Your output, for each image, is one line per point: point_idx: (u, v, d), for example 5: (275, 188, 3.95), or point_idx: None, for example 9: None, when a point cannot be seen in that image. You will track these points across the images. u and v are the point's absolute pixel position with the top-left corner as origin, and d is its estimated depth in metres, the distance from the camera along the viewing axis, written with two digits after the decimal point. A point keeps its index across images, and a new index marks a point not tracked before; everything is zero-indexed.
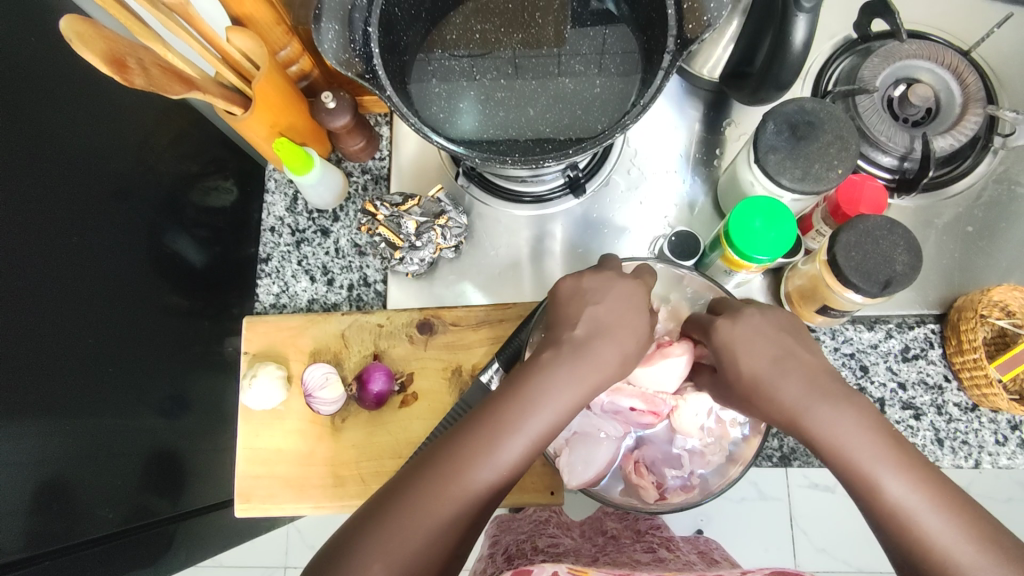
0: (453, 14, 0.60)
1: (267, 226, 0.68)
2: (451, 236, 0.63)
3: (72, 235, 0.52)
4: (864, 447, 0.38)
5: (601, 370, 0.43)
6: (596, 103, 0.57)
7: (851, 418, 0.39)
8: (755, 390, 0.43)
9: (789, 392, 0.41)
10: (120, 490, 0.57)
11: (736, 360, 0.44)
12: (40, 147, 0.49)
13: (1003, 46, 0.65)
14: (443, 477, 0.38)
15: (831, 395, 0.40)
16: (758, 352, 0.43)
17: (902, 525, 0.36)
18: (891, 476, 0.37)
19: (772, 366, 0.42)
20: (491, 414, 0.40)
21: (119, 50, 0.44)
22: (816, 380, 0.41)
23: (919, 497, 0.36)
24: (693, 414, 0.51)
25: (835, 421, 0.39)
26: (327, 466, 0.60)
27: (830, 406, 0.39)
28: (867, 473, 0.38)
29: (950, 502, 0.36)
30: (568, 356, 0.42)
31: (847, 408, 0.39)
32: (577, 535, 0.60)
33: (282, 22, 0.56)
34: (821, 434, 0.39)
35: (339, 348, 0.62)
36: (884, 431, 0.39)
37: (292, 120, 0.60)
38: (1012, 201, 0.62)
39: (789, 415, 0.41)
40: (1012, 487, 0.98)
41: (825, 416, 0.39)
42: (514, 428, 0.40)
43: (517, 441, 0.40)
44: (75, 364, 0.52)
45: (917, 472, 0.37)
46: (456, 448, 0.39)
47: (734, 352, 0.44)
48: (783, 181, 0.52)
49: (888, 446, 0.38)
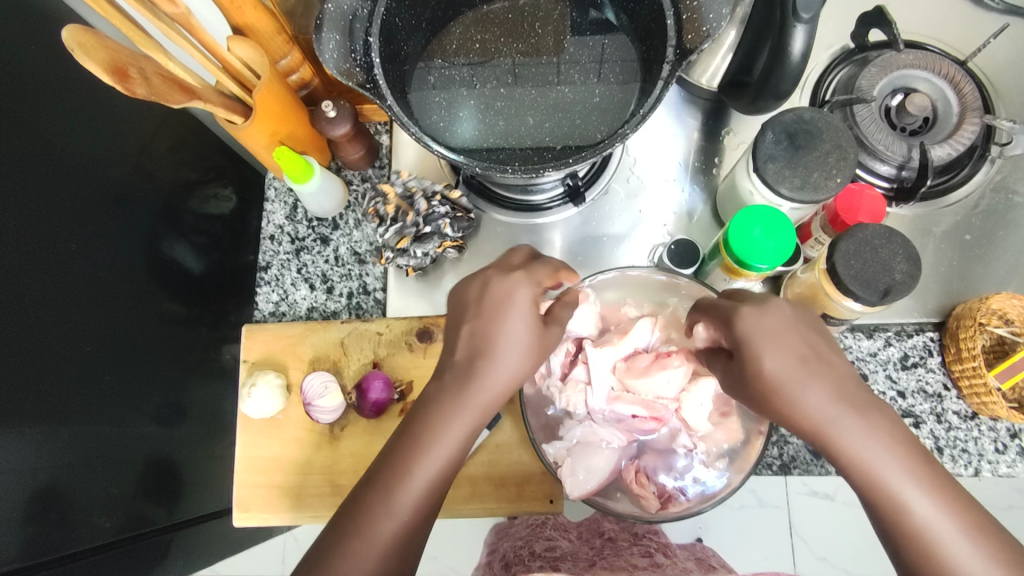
0: (453, 24, 0.60)
1: (267, 234, 0.69)
2: (458, 229, 0.63)
3: (71, 243, 0.52)
4: (892, 465, 0.38)
5: (484, 390, 0.44)
6: (596, 112, 0.57)
7: (884, 434, 0.39)
8: (774, 392, 0.41)
9: (820, 402, 0.40)
10: (116, 499, 0.57)
11: (760, 358, 0.42)
12: (39, 155, 0.49)
13: (999, 56, 0.66)
14: (382, 501, 0.40)
15: (863, 411, 0.39)
16: (781, 355, 0.42)
17: (923, 544, 0.37)
18: (918, 495, 0.37)
19: (793, 367, 0.41)
20: (382, 466, 0.42)
21: (122, 60, 0.44)
22: (829, 390, 0.40)
23: (946, 518, 0.37)
24: (699, 404, 0.50)
25: (867, 437, 0.39)
26: (325, 474, 0.60)
27: (860, 416, 0.39)
28: (896, 493, 0.38)
29: (973, 522, 0.37)
30: (445, 393, 0.44)
31: (881, 424, 0.39)
32: (575, 537, 0.60)
33: (283, 32, 0.57)
34: (852, 450, 0.39)
35: (339, 356, 0.62)
36: (913, 449, 0.39)
37: (292, 129, 0.60)
38: (1009, 210, 0.63)
39: (816, 427, 0.40)
40: (1012, 494, 0.97)
41: (855, 433, 0.39)
42: (407, 472, 0.41)
43: (415, 481, 0.41)
44: (73, 372, 0.52)
45: (944, 494, 0.37)
46: (364, 496, 0.40)
47: (758, 349, 0.42)
48: (782, 190, 0.52)
49: (916, 465, 0.38)
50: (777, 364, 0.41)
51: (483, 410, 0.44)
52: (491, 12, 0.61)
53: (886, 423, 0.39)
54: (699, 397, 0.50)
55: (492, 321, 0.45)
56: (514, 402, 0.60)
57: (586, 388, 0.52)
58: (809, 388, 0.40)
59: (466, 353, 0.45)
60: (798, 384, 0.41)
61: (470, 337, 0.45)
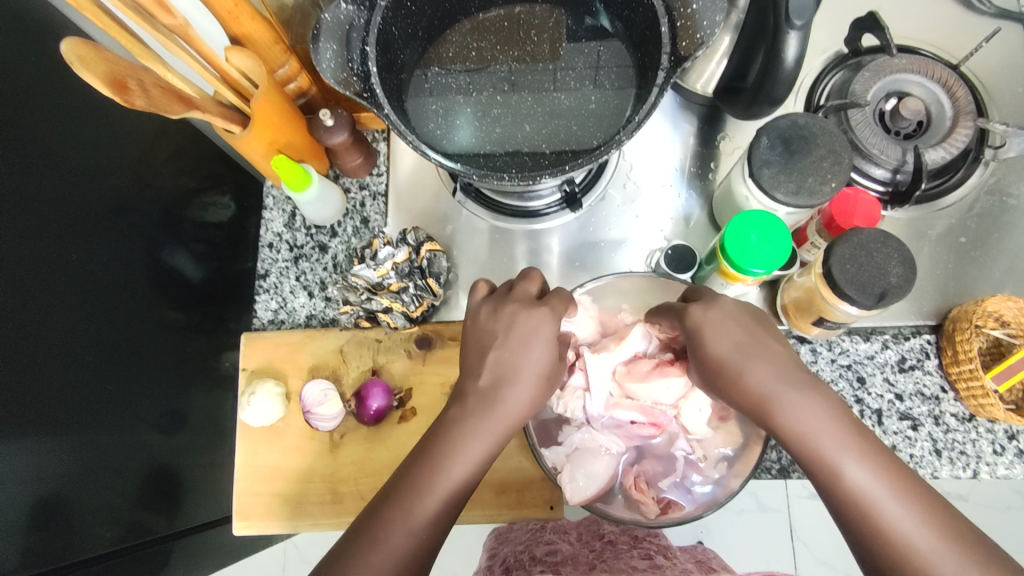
0: (450, 33, 0.61)
1: (266, 242, 0.69)
2: (410, 300, 0.62)
3: (70, 253, 0.52)
4: (828, 434, 0.38)
5: (503, 414, 0.42)
6: (592, 118, 0.58)
7: (819, 406, 0.39)
8: (721, 375, 0.42)
9: (758, 378, 0.41)
10: (118, 508, 0.57)
11: (705, 341, 0.43)
12: (38, 165, 0.50)
13: (992, 60, 0.66)
14: (403, 509, 0.37)
15: (799, 387, 0.40)
16: (724, 337, 0.43)
17: (860, 512, 0.36)
18: (853, 463, 0.37)
19: (738, 346, 0.42)
20: (399, 486, 0.38)
21: (120, 72, 0.45)
22: (771, 367, 0.41)
23: (880, 483, 0.36)
24: (698, 409, 0.50)
25: (805, 408, 0.39)
26: (326, 482, 0.60)
27: (799, 391, 0.40)
28: (831, 461, 0.37)
29: (909, 489, 0.36)
30: (464, 418, 0.41)
31: (817, 400, 0.39)
32: (575, 540, 0.59)
33: (280, 41, 0.57)
34: (789, 423, 0.39)
35: (337, 364, 0.62)
36: (849, 421, 0.39)
37: (290, 137, 0.60)
38: (1004, 212, 0.63)
39: (758, 402, 0.40)
40: (1012, 494, 0.97)
41: (793, 405, 0.39)
42: (428, 489, 0.38)
43: (426, 505, 0.37)
44: (73, 381, 0.52)
45: (882, 463, 0.37)
46: (393, 499, 0.37)
47: (703, 334, 0.43)
48: (777, 195, 0.52)
49: (852, 434, 0.38)
50: (721, 345, 0.43)
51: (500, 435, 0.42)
52: (487, 19, 0.61)
53: (825, 399, 0.39)
54: (696, 405, 0.50)
55: (518, 351, 0.43)
56: None
57: (584, 394, 0.52)
58: (752, 366, 0.41)
59: (487, 378, 0.43)
60: (739, 363, 0.41)
61: (494, 365, 0.43)
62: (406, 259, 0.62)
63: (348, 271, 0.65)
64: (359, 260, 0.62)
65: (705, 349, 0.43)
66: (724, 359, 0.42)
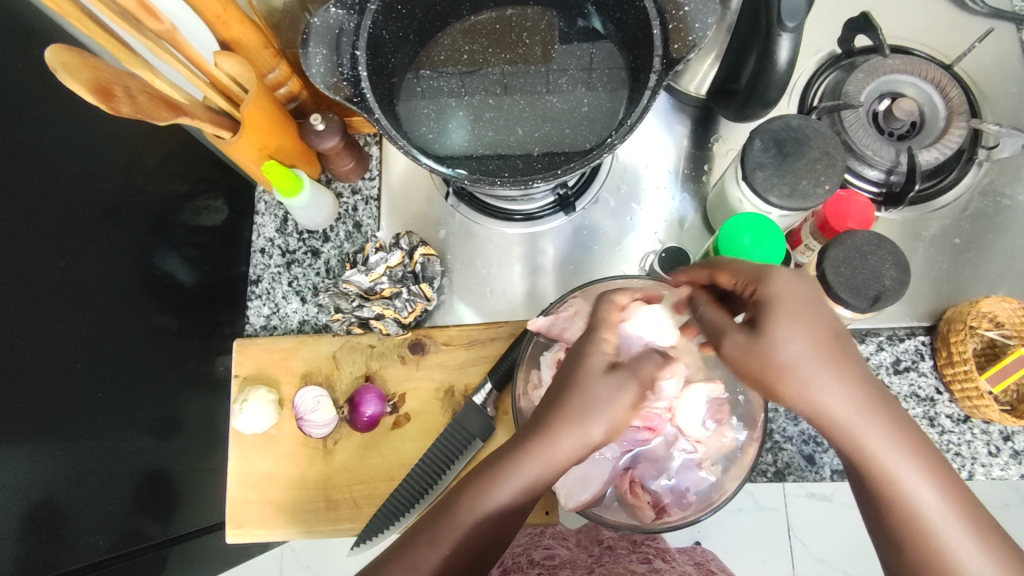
0: (442, 35, 0.60)
1: (257, 247, 0.68)
2: (405, 305, 0.62)
3: (60, 259, 0.52)
4: (898, 460, 0.37)
5: (565, 448, 0.40)
6: (585, 121, 0.58)
7: (893, 432, 0.37)
8: (795, 381, 0.38)
9: (836, 388, 0.37)
10: (110, 516, 0.57)
11: (784, 343, 0.38)
12: (27, 172, 0.49)
13: (985, 59, 0.66)
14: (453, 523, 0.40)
15: (870, 400, 0.37)
16: (796, 334, 0.38)
17: (920, 534, 0.37)
18: (921, 487, 0.37)
19: (813, 348, 0.37)
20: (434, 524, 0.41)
21: (106, 78, 0.44)
22: (849, 386, 0.37)
23: (943, 508, 0.37)
24: (692, 408, 0.50)
25: (884, 433, 0.37)
26: (320, 489, 0.59)
27: (876, 412, 0.37)
28: (901, 487, 0.37)
29: (968, 511, 0.37)
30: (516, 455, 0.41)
31: (886, 419, 0.37)
32: (573, 545, 0.58)
33: (269, 45, 0.57)
34: (865, 446, 0.37)
35: (331, 370, 0.62)
36: (912, 434, 0.37)
37: (281, 142, 0.60)
38: (998, 213, 0.63)
39: (836, 423, 0.38)
40: (1009, 493, 0.98)
41: (874, 430, 0.37)
42: (464, 514, 0.40)
43: (450, 535, 0.40)
44: (65, 389, 0.52)
45: (943, 481, 0.37)
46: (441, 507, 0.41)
47: (777, 332, 0.38)
48: (771, 198, 0.52)
49: (924, 459, 0.37)
50: (795, 345, 0.37)
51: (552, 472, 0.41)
52: (479, 22, 0.61)
53: (896, 417, 0.38)
54: (692, 403, 0.50)
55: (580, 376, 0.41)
56: (507, 412, 0.59)
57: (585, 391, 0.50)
58: (825, 374, 0.37)
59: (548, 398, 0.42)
60: (816, 366, 0.37)
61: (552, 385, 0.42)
62: (399, 264, 0.62)
63: (339, 276, 0.65)
64: (350, 266, 0.63)
65: (777, 347, 0.38)
66: (793, 363, 0.37)
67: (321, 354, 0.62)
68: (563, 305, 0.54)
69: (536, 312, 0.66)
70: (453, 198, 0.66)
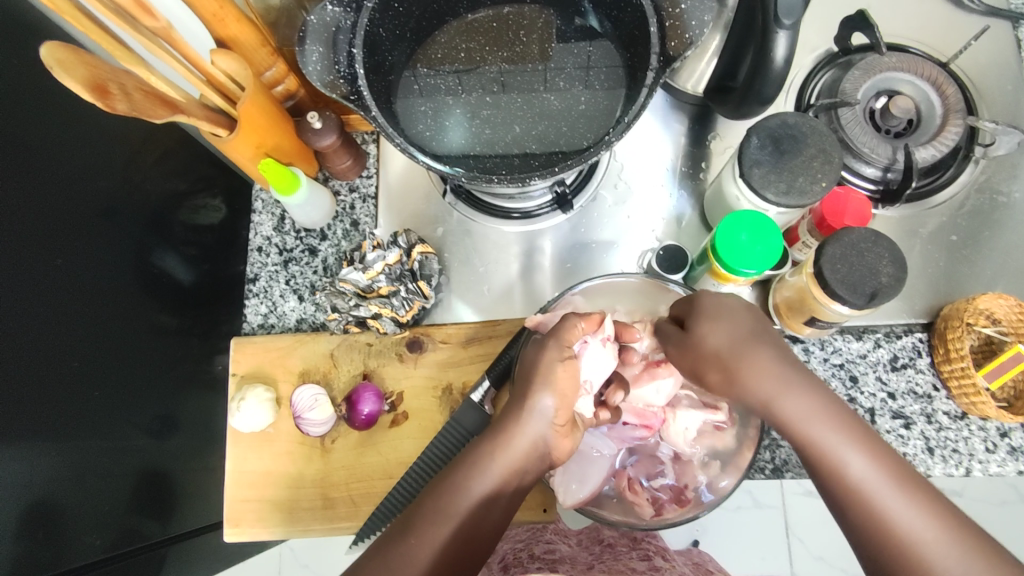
0: (439, 33, 0.60)
1: (255, 246, 0.68)
2: (402, 304, 0.61)
3: (56, 258, 0.52)
4: (826, 428, 0.40)
5: (520, 441, 0.43)
6: (582, 119, 0.58)
7: (820, 403, 0.41)
8: (727, 364, 0.43)
9: (765, 369, 0.42)
10: (108, 515, 0.56)
11: (713, 329, 0.44)
12: (25, 170, 0.49)
13: (981, 57, 0.66)
14: (440, 516, 0.40)
15: (802, 379, 0.42)
16: (722, 328, 0.44)
17: (860, 499, 0.39)
18: (853, 454, 0.39)
19: (740, 338, 0.43)
20: (413, 518, 0.40)
21: (101, 76, 0.44)
22: (774, 362, 0.42)
23: (876, 473, 0.39)
24: (687, 419, 0.51)
25: (807, 402, 0.41)
26: (317, 487, 0.59)
27: (799, 383, 0.42)
28: (833, 454, 0.40)
29: (906, 478, 0.38)
30: (476, 455, 0.43)
31: (816, 397, 0.41)
32: (575, 543, 0.57)
33: (267, 43, 0.56)
34: (792, 419, 0.41)
35: (328, 368, 0.62)
36: (842, 411, 0.41)
37: (278, 140, 0.59)
38: (995, 210, 0.63)
39: (762, 399, 0.42)
40: (1006, 490, 0.98)
41: (797, 399, 0.41)
42: (449, 509, 0.41)
43: (439, 529, 0.40)
44: (62, 388, 0.51)
45: (874, 451, 0.39)
46: (424, 504, 0.41)
47: (709, 324, 0.44)
48: (768, 194, 0.52)
49: (852, 428, 0.40)
50: (720, 336, 0.44)
51: (512, 467, 0.43)
52: (476, 20, 0.61)
53: (822, 390, 0.41)
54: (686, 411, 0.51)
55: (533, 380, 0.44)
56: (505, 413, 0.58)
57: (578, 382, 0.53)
58: (753, 356, 0.42)
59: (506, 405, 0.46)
60: (744, 351, 0.43)
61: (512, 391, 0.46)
62: (397, 261, 0.62)
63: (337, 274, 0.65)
64: (348, 264, 0.62)
65: (708, 336, 0.44)
66: (726, 348, 0.43)
67: (320, 352, 0.62)
68: (560, 304, 0.54)
69: (533, 309, 0.66)
70: (450, 197, 0.66)
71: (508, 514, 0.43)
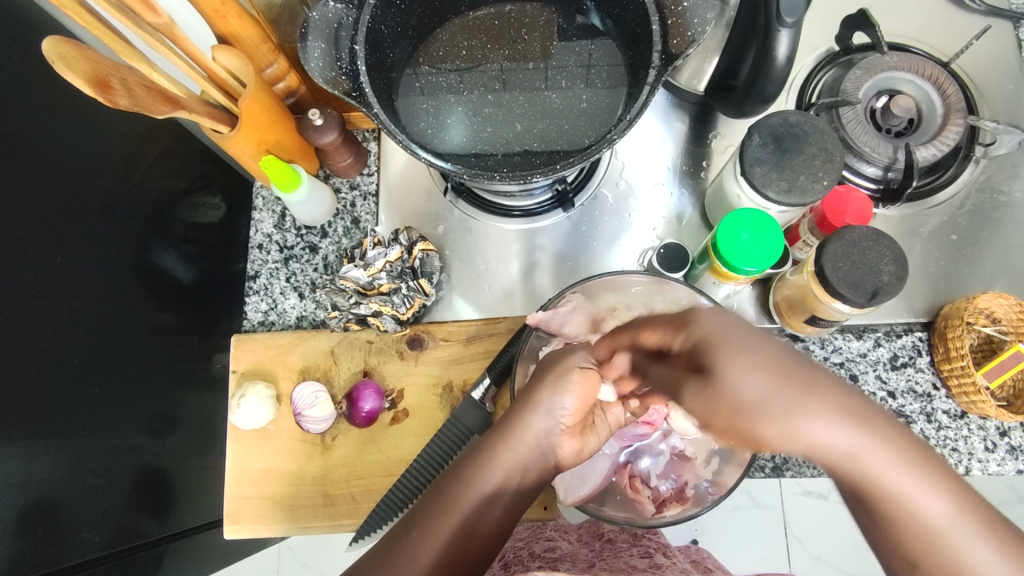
0: (441, 30, 0.60)
1: (255, 243, 0.68)
2: (402, 301, 0.62)
3: (56, 255, 0.51)
4: (901, 476, 0.34)
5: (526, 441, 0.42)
6: (584, 117, 0.58)
7: (892, 451, 0.34)
8: (766, 415, 0.36)
9: (817, 414, 0.35)
10: (107, 512, 0.56)
11: (741, 373, 0.37)
12: (25, 167, 0.49)
13: (981, 57, 0.67)
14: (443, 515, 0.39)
15: (864, 419, 0.35)
16: (756, 373, 0.37)
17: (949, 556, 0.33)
18: (936, 500, 0.34)
19: (779, 380, 0.36)
20: (414, 517, 0.40)
21: (104, 71, 0.44)
22: (834, 408, 0.35)
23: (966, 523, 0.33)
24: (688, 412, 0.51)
25: (885, 454, 0.34)
26: (317, 484, 0.59)
27: (868, 430, 0.35)
28: (914, 504, 0.34)
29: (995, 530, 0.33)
30: (480, 452, 0.43)
31: (885, 436, 0.35)
32: (575, 540, 0.58)
33: (268, 40, 0.56)
34: (863, 468, 0.35)
35: (329, 365, 0.62)
36: (912, 447, 0.35)
37: (278, 137, 0.59)
38: (995, 210, 0.63)
39: (822, 449, 0.35)
40: (1004, 490, 0.98)
41: (871, 450, 0.34)
42: (453, 508, 0.40)
43: (441, 527, 0.39)
44: (61, 385, 0.51)
45: (956, 493, 0.34)
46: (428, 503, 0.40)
47: (734, 368, 0.37)
48: (770, 193, 0.52)
49: (932, 474, 0.34)
50: (755, 385, 0.36)
51: (517, 465, 0.42)
52: (478, 18, 0.61)
53: (894, 431, 0.35)
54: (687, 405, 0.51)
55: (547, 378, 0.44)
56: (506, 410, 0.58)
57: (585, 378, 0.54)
58: (803, 402, 0.35)
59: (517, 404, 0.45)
60: (793, 398, 0.35)
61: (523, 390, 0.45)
62: (399, 259, 0.61)
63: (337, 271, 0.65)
64: (348, 261, 0.62)
65: (737, 384, 0.37)
66: (764, 396, 0.36)
67: (320, 350, 0.62)
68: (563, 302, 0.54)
69: (534, 308, 0.66)
70: (450, 194, 0.67)
71: (513, 516, 0.41)
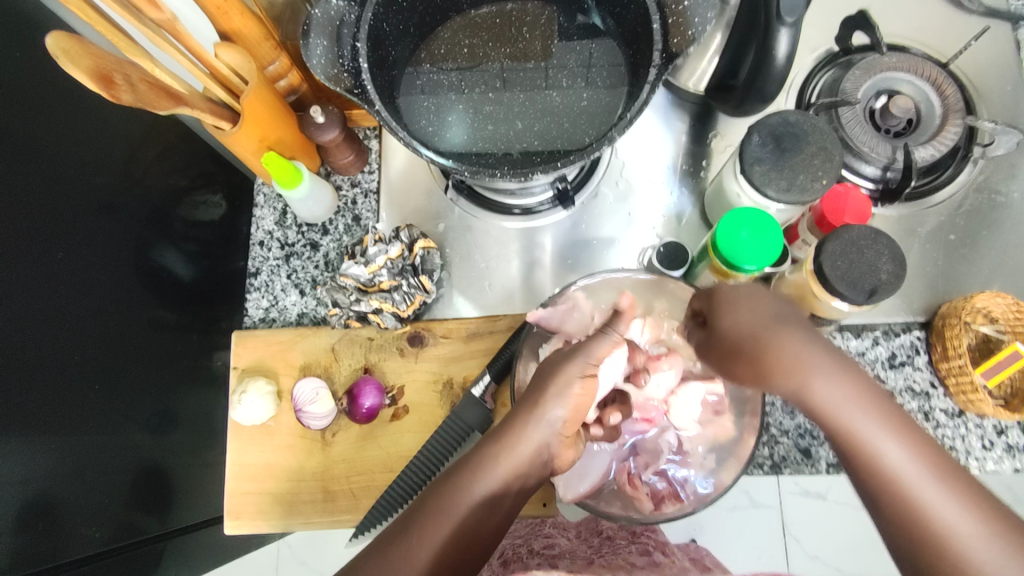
0: (442, 29, 0.61)
1: (256, 240, 0.68)
2: (402, 298, 0.62)
3: (56, 252, 0.52)
4: (864, 421, 0.37)
5: (525, 447, 0.43)
6: (584, 116, 0.58)
7: (857, 395, 0.38)
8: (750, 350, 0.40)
9: (795, 348, 0.39)
10: (106, 508, 0.56)
11: (735, 312, 0.41)
12: (27, 164, 0.49)
13: (980, 58, 0.67)
14: (440, 516, 0.40)
15: (837, 365, 0.38)
16: (746, 312, 0.41)
17: (899, 496, 0.36)
18: (892, 445, 0.36)
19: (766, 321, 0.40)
20: (414, 513, 0.40)
21: (107, 66, 0.44)
22: (814, 352, 0.39)
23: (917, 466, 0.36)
24: (688, 406, 0.52)
25: (845, 393, 0.38)
26: (317, 480, 0.59)
27: (837, 374, 0.38)
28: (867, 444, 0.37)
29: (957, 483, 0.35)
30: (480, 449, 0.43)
31: (852, 380, 0.38)
32: (574, 536, 0.58)
33: (270, 37, 0.57)
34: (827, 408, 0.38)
35: (329, 362, 0.62)
36: (878, 398, 0.38)
37: (280, 134, 0.60)
38: (993, 210, 0.64)
39: (792, 386, 0.39)
40: (1002, 490, 0.99)
41: (829, 386, 0.38)
42: (451, 508, 0.40)
43: (439, 527, 0.39)
44: (63, 381, 0.52)
45: (915, 441, 0.36)
46: (427, 504, 0.40)
47: (730, 309, 0.42)
48: (769, 191, 0.52)
49: (892, 420, 0.37)
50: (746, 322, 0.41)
51: (515, 472, 0.43)
52: (479, 16, 0.61)
53: (861, 378, 0.38)
54: (687, 400, 0.52)
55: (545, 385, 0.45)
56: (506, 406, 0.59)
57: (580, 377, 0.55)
58: (782, 340, 0.39)
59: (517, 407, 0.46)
60: (773, 334, 0.40)
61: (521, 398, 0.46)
62: (399, 256, 0.62)
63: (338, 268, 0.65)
64: (348, 258, 0.63)
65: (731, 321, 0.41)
66: (750, 332, 0.40)
67: (321, 347, 0.62)
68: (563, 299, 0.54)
69: (534, 305, 0.66)
70: (452, 192, 0.67)
71: (509, 518, 0.42)
